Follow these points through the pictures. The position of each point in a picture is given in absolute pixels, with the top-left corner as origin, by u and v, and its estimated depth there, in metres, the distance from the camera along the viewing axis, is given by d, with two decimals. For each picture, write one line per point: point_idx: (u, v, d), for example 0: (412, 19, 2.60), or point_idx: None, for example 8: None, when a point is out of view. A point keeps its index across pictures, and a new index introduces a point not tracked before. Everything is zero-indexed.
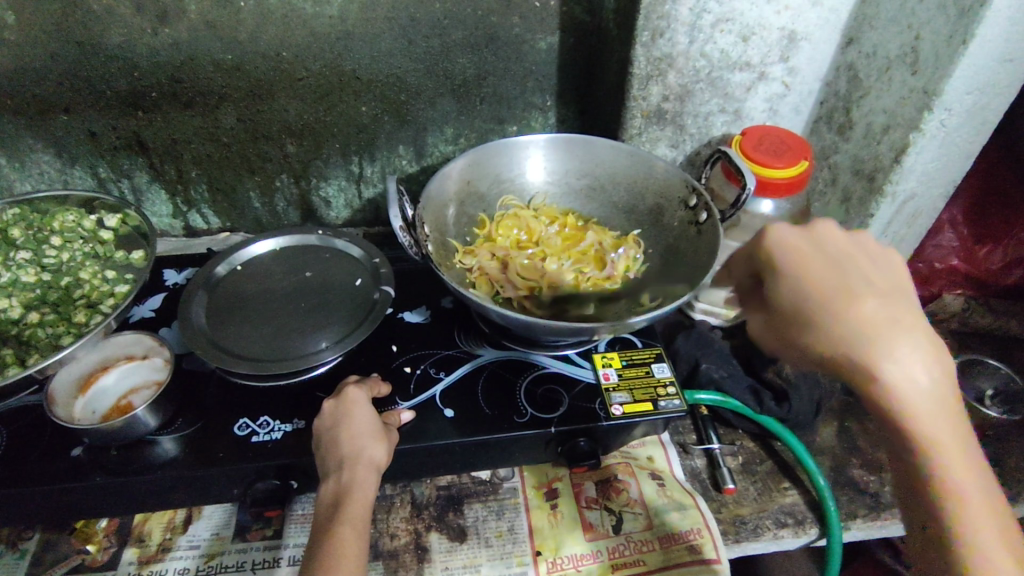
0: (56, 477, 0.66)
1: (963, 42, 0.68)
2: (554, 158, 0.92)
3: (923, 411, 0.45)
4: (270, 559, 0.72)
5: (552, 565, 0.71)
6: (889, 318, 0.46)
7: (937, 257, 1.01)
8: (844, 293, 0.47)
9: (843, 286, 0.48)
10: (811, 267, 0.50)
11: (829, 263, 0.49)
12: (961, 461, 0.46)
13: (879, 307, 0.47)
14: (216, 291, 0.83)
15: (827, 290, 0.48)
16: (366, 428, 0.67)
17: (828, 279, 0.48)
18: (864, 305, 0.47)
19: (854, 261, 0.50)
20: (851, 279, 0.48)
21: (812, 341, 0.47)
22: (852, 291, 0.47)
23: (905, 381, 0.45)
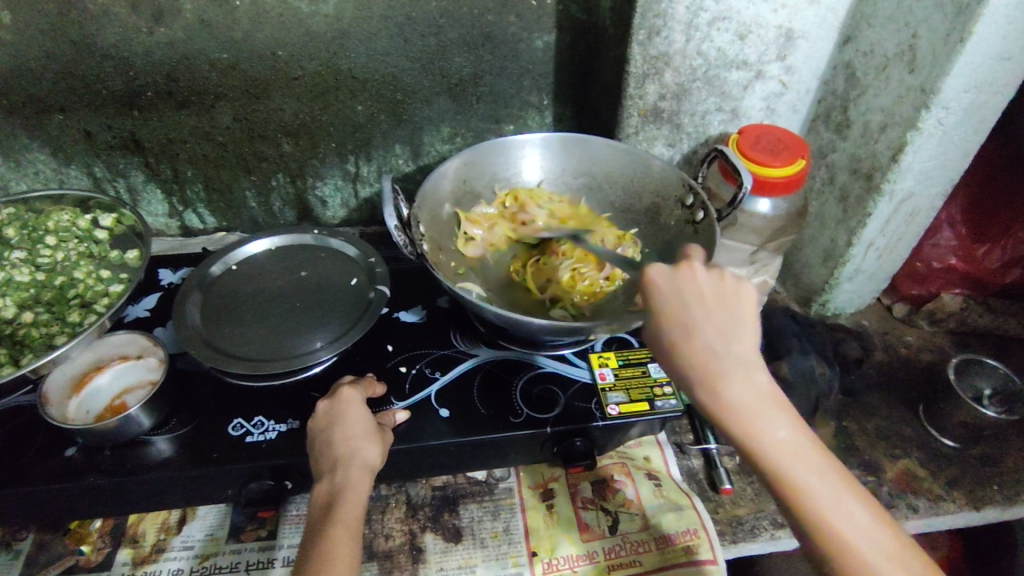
0: (49, 478, 0.66)
1: (960, 41, 0.67)
2: (550, 157, 0.91)
3: (770, 446, 0.50)
4: (264, 559, 0.72)
5: (548, 566, 0.71)
6: (725, 363, 0.51)
7: (936, 257, 1.00)
8: (687, 333, 0.53)
9: (684, 330, 0.53)
10: (669, 308, 0.54)
11: (703, 305, 0.53)
12: (827, 493, 0.50)
13: (697, 350, 0.52)
14: (211, 291, 0.83)
15: (668, 329, 0.54)
16: (360, 428, 0.67)
17: (676, 320, 0.53)
18: (686, 344, 0.53)
19: (708, 303, 0.53)
20: (699, 324, 0.53)
21: (668, 374, 0.55)
22: (691, 333, 0.53)
23: (747, 418, 0.51)
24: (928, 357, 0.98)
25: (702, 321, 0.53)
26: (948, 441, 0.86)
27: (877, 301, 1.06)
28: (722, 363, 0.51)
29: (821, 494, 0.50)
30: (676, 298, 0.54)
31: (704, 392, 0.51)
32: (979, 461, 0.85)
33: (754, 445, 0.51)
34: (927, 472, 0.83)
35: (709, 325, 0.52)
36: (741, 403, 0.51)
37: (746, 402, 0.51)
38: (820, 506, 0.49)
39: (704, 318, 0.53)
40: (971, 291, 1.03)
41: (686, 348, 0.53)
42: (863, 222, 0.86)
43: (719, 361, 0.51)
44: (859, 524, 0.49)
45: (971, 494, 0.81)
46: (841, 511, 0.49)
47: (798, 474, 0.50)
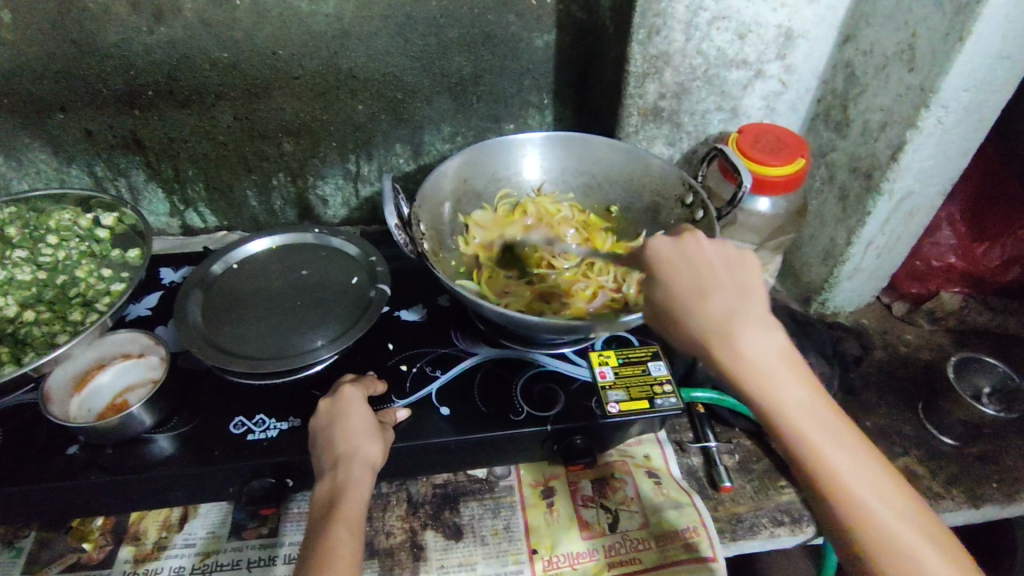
0: (51, 476, 0.66)
1: (959, 40, 0.68)
2: (551, 156, 0.92)
3: (781, 398, 0.50)
4: (266, 557, 0.72)
5: (548, 564, 0.71)
6: (737, 316, 0.52)
7: (935, 255, 1.00)
8: (694, 292, 0.54)
9: (692, 288, 0.55)
10: (675, 272, 0.57)
11: (708, 268, 0.56)
12: (835, 448, 0.50)
13: (707, 307, 0.53)
14: (212, 289, 0.83)
15: (675, 290, 0.55)
16: (361, 427, 0.67)
17: (682, 282, 0.55)
18: (695, 301, 0.54)
19: (715, 269, 0.56)
20: (707, 284, 0.55)
21: (674, 335, 0.55)
22: (697, 290, 0.54)
23: (758, 370, 0.51)
24: (927, 355, 0.98)
25: (708, 282, 0.55)
26: (947, 440, 0.87)
27: (876, 300, 1.06)
28: (732, 316, 0.52)
29: (834, 447, 0.49)
30: (683, 265, 0.57)
31: (712, 343, 0.52)
32: (978, 459, 0.85)
33: (765, 397, 0.50)
34: (926, 470, 0.83)
35: (717, 283, 0.54)
36: (753, 355, 0.51)
37: (759, 354, 0.51)
38: (832, 459, 0.49)
39: (711, 280, 0.55)
40: (971, 290, 1.03)
41: (697, 303, 0.54)
42: (862, 220, 0.86)
43: (731, 315, 0.52)
44: (873, 481, 0.49)
45: (970, 491, 0.81)
46: (853, 465, 0.49)
47: (810, 427, 0.50)
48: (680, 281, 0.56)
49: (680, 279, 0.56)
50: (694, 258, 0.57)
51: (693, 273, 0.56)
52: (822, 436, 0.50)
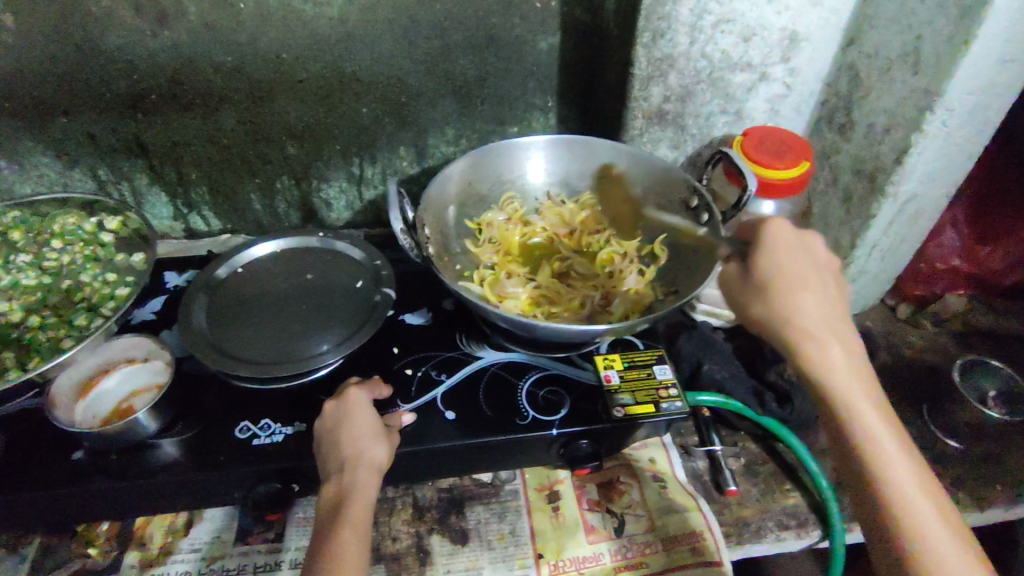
0: (56, 481, 0.66)
1: (964, 43, 0.68)
2: (555, 159, 0.91)
3: (851, 392, 0.56)
4: (272, 561, 0.72)
5: (554, 568, 0.71)
6: (821, 319, 0.58)
7: (938, 258, 1.00)
8: (792, 279, 0.59)
9: (785, 277, 0.59)
10: (783, 261, 0.60)
11: (807, 262, 0.60)
12: (891, 449, 0.54)
13: (797, 295, 0.58)
14: (217, 294, 0.83)
15: (772, 273, 0.60)
16: (367, 428, 0.67)
17: (784, 268, 0.59)
18: (788, 286, 0.59)
19: (812, 266, 0.60)
20: (802, 274, 0.59)
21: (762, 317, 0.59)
22: (800, 283, 0.58)
23: (832, 364, 0.57)
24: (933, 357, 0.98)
25: (803, 274, 0.59)
26: (952, 442, 0.86)
27: (881, 302, 1.05)
28: (817, 310, 0.58)
29: (894, 450, 0.54)
30: (790, 252, 0.60)
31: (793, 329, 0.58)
32: (983, 462, 0.85)
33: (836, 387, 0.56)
34: (932, 473, 0.83)
35: (814, 281, 0.59)
36: (829, 347, 0.57)
37: (834, 351, 0.57)
38: (889, 461, 0.53)
39: (804, 274, 0.59)
40: (975, 291, 1.05)
41: (789, 292, 0.58)
42: (867, 223, 0.86)
43: (813, 308, 0.58)
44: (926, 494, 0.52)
45: (975, 494, 0.81)
46: (909, 472, 0.53)
47: (875, 427, 0.55)
48: (784, 267, 0.60)
49: (780, 266, 0.60)
50: (794, 251, 0.61)
51: (795, 263, 0.60)
52: (883, 437, 0.54)
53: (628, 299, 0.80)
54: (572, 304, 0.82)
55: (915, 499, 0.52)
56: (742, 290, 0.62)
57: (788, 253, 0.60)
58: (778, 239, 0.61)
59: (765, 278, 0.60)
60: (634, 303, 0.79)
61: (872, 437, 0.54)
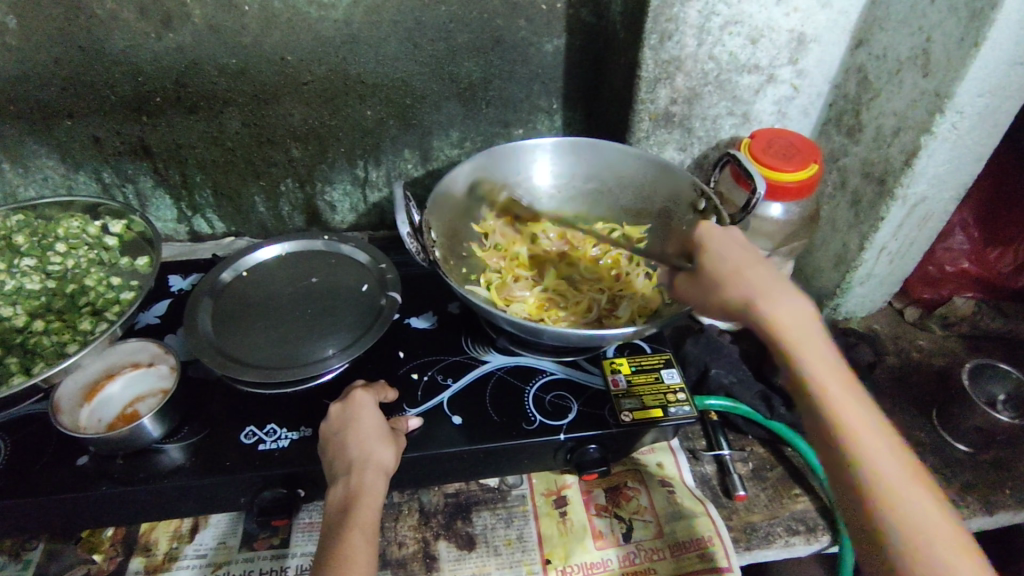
0: (61, 487, 0.66)
1: (975, 45, 0.67)
2: (561, 161, 0.91)
3: (821, 367, 0.52)
4: (277, 567, 0.71)
5: (562, 574, 0.71)
6: (776, 293, 0.55)
7: (947, 261, 1.00)
8: (742, 267, 0.57)
9: (735, 264, 0.58)
10: (725, 250, 0.60)
11: (750, 253, 0.59)
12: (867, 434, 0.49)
13: (750, 275, 0.57)
14: (221, 298, 0.83)
15: (719, 262, 0.59)
16: (374, 432, 0.66)
17: (728, 257, 0.59)
18: (736, 270, 0.57)
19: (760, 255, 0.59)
20: (749, 258, 0.58)
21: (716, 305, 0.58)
22: (746, 269, 0.57)
23: (799, 339, 0.53)
24: (940, 361, 0.97)
25: (747, 258, 0.58)
26: (962, 447, 0.86)
27: (888, 305, 1.05)
28: (773, 285, 0.56)
29: (870, 433, 0.50)
30: (727, 242, 0.61)
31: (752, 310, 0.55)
32: (992, 466, 0.84)
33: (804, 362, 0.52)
34: (941, 479, 0.82)
35: (764, 265, 0.57)
36: (795, 322, 0.53)
37: (799, 324, 0.53)
38: (868, 441, 0.49)
39: (749, 261, 0.58)
40: (982, 294, 1.03)
41: (739, 274, 0.57)
42: (876, 226, 0.86)
43: (769, 285, 0.56)
44: (910, 473, 0.48)
45: (985, 499, 0.80)
46: (889, 451, 0.49)
47: (848, 405, 0.51)
48: (728, 255, 0.59)
49: (723, 254, 0.59)
50: (727, 240, 0.61)
51: (736, 250, 0.59)
52: (858, 414, 0.50)
53: (633, 303, 0.81)
54: (578, 306, 0.82)
55: (899, 480, 0.48)
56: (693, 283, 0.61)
57: (725, 243, 0.60)
58: (714, 234, 0.62)
59: (712, 269, 0.59)
60: (640, 307, 0.80)
61: (846, 415, 0.50)
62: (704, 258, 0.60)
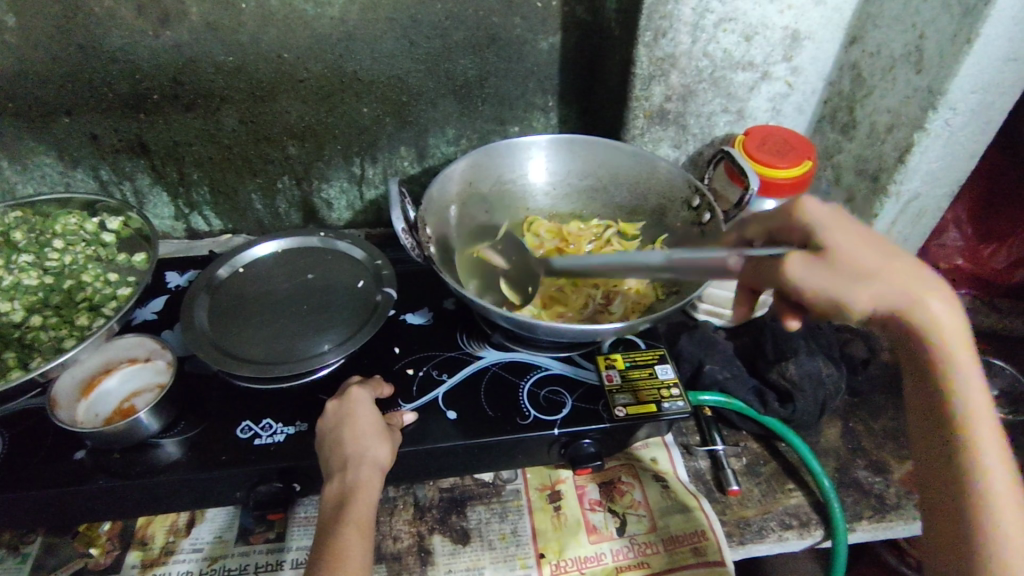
0: (59, 481, 0.66)
1: (967, 42, 0.67)
2: (556, 158, 0.91)
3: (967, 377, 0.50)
4: (273, 561, 0.72)
5: (556, 567, 0.71)
6: (925, 289, 0.49)
7: (941, 257, 1.02)
8: (885, 254, 0.50)
9: (875, 252, 0.50)
10: (856, 234, 0.51)
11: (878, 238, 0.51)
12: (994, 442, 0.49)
13: (895, 273, 0.49)
14: (218, 294, 0.83)
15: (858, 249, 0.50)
16: (369, 428, 0.67)
17: (864, 243, 0.50)
18: (884, 265, 0.49)
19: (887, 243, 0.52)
20: (887, 249, 0.50)
21: (866, 295, 0.49)
22: (896, 258, 0.50)
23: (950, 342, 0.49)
24: None
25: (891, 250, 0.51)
26: None
27: None
28: (924, 281, 0.50)
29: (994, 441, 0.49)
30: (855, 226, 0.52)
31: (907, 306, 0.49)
32: None
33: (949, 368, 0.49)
34: None
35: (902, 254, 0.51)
36: (951, 327, 0.49)
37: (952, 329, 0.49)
38: (995, 461, 0.48)
39: (879, 249, 0.50)
40: (977, 291, 1.02)
41: (890, 270, 0.49)
42: (870, 222, 0.86)
43: (922, 282, 0.49)
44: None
45: None
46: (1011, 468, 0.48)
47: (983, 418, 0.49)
48: (864, 240, 0.50)
49: (861, 240, 0.50)
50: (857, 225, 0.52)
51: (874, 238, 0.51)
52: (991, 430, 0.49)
53: (627, 299, 0.82)
54: (575, 303, 0.82)
55: (1017, 502, 0.47)
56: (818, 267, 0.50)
57: (855, 228, 0.52)
58: (827, 212, 0.53)
59: (854, 252, 0.50)
60: (633, 305, 0.81)
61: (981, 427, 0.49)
62: (840, 239, 0.50)
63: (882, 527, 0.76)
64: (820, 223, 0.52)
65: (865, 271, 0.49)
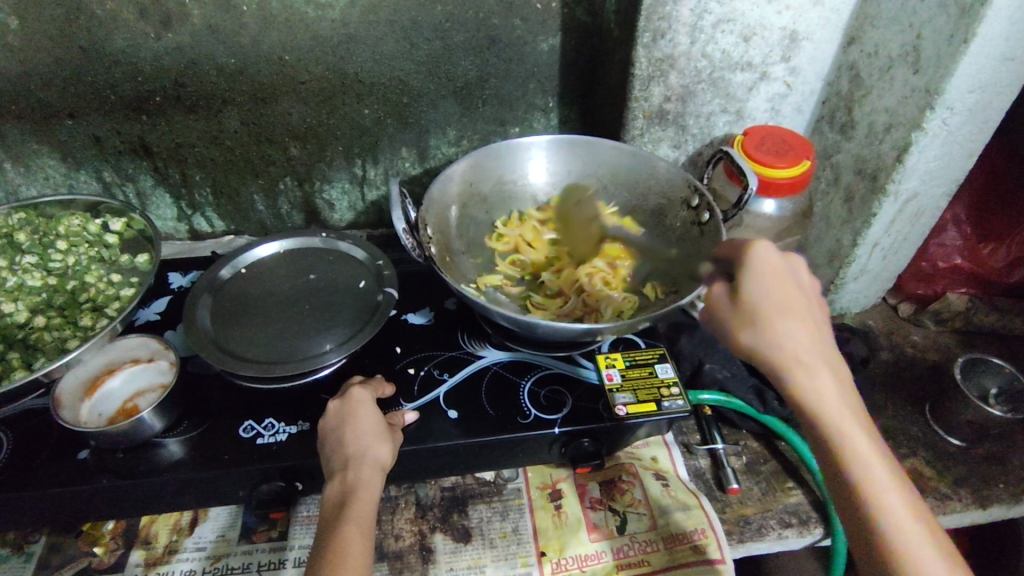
0: (64, 480, 0.67)
1: (964, 42, 0.68)
2: (556, 160, 0.92)
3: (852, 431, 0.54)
4: (275, 560, 0.72)
5: (557, 566, 0.72)
6: (807, 343, 0.57)
7: (940, 256, 1.00)
8: (781, 312, 0.57)
9: (779, 305, 0.57)
10: (774, 287, 0.58)
11: (790, 290, 0.58)
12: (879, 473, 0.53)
13: (785, 329, 0.57)
14: (221, 294, 0.84)
15: (767, 301, 0.58)
16: (371, 427, 0.67)
17: (777, 295, 0.58)
18: (781, 318, 0.57)
19: (794, 297, 0.58)
20: (792, 304, 0.58)
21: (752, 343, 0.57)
22: (786, 316, 0.57)
23: (830, 401, 0.55)
24: (934, 356, 0.97)
25: (798, 305, 0.58)
26: (954, 440, 0.86)
27: (882, 301, 1.06)
28: (807, 340, 0.57)
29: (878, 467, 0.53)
30: (780, 281, 0.59)
31: (790, 360, 0.56)
32: (985, 460, 0.84)
33: (835, 425, 0.55)
34: (934, 471, 0.83)
35: (796, 310, 0.58)
36: (826, 388, 0.56)
37: (829, 386, 0.56)
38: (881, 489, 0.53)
39: (786, 300, 0.58)
40: (976, 290, 1.03)
41: (780, 325, 0.57)
42: (869, 221, 0.86)
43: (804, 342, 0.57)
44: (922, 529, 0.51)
45: (978, 492, 0.80)
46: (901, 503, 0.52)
47: (875, 465, 0.53)
48: (776, 294, 0.58)
49: (773, 293, 0.58)
50: (787, 278, 0.59)
51: (789, 291, 0.58)
52: (882, 474, 0.53)
53: (615, 301, 0.80)
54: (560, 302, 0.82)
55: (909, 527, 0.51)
56: (730, 311, 0.59)
57: (778, 283, 0.59)
58: (764, 263, 0.59)
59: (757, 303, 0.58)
60: (617, 307, 0.79)
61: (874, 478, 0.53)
62: (757, 291, 0.58)
63: None
64: (756, 269, 0.59)
65: (759, 323, 0.57)
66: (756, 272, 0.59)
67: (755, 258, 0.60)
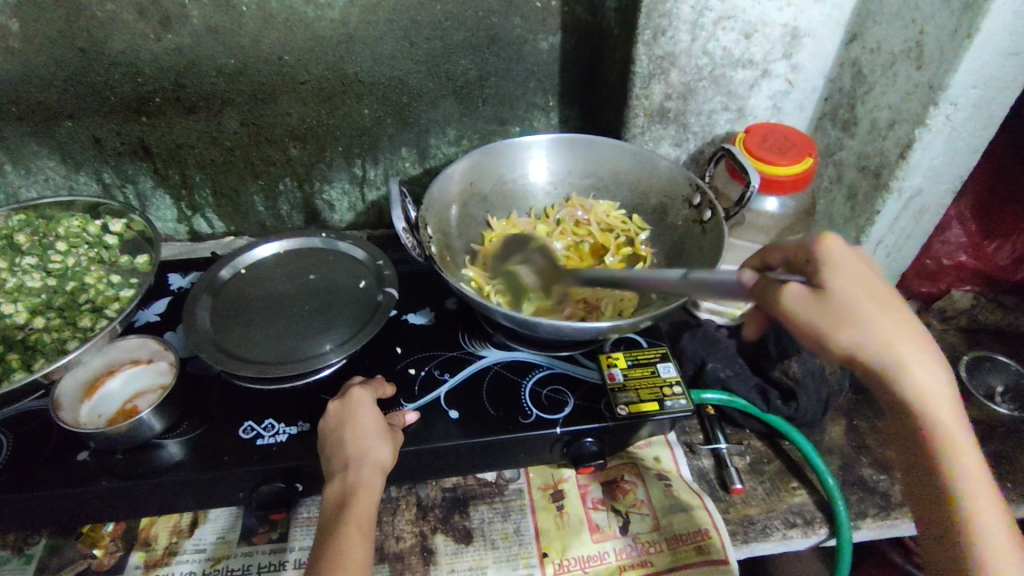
0: (63, 482, 0.67)
1: (967, 36, 0.67)
2: (558, 158, 0.91)
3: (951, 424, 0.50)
4: (275, 562, 0.72)
5: (559, 567, 0.71)
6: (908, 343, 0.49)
7: (945, 253, 1.00)
8: (875, 312, 0.49)
9: (869, 302, 0.49)
10: (857, 277, 0.49)
11: (874, 280, 0.50)
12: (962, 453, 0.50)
13: (886, 331, 0.49)
14: (221, 295, 0.84)
15: (858, 299, 0.49)
16: (371, 428, 0.67)
17: (868, 291, 0.49)
18: (872, 316, 0.49)
19: (879, 290, 0.50)
20: (886, 296, 0.50)
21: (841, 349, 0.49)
22: (881, 318, 0.49)
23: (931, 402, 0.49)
24: None
25: (884, 298, 0.50)
26: None
27: None
28: (907, 341, 0.49)
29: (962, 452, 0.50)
30: (861, 272, 0.50)
31: (888, 364, 0.49)
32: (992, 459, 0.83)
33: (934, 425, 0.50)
34: None
35: (885, 306, 0.49)
36: (928, 388, 0.49)
37: (931, 384, 0.49)
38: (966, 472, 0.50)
39: (875, 295, 0.49)
40: (981, 287, 1.02)
41: (878, 324, 0.49)
42: (872, 219, 0.85)
43: (903, 342, 0.49)
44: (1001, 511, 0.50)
45: None
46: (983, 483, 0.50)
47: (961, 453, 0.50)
48: (864, 287, 0.49)
49: (863, 290, 0.49)
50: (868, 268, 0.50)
51: (872, 285, 0.49)
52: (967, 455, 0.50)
53: (615, 302, 0.81)
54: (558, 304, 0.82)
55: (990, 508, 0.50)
56: (820, 314, 0.48)
57: (863, 274, 0.50)
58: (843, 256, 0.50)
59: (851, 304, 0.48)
60: (617, 306, 0.81)
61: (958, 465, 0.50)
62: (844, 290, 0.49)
63: (886, 525, 0.76)
64: (840, 260, 0.50)
65: (856, 327, 0.48)
66: (835, 264, 0.50)
67: (831, 251, 0.50)
